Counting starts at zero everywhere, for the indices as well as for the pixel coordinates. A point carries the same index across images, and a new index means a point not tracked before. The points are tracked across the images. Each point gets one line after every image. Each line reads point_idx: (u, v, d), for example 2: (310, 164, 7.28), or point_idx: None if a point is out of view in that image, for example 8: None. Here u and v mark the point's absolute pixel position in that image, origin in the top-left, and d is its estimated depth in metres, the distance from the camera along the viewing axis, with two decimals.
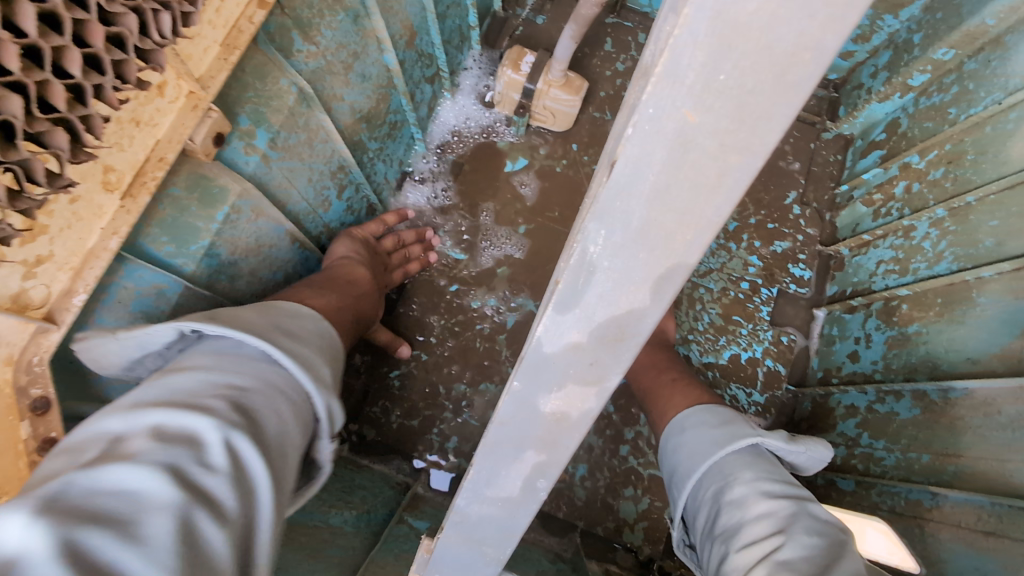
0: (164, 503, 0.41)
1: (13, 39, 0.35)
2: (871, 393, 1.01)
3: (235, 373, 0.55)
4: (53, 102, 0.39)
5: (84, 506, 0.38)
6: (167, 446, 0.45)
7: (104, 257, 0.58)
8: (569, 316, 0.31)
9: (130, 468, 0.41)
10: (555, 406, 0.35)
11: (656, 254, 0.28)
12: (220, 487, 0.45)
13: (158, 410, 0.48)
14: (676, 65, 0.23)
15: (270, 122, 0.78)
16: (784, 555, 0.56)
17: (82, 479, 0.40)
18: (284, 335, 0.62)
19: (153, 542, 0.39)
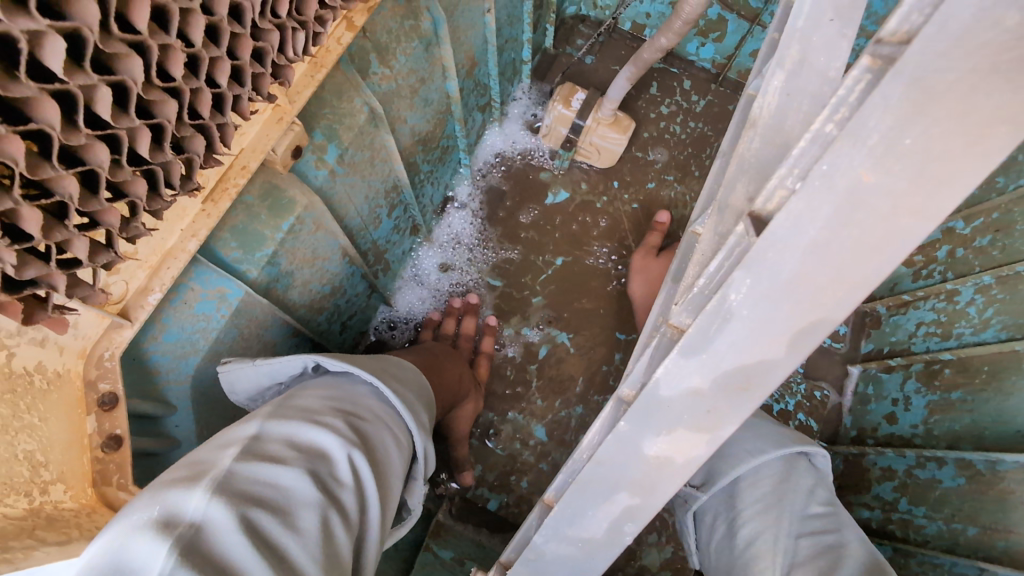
0: (308, 503, 0.47)
1: (183, 48, 0.37)
2: (911, 457, 0.99)
3: (355, 401, 0.59)
4: (201, 109, 0.41)
5: (247, 492, 0.44)
6: (306, 455, 0.50)
7: (181, 258, 0.57)
8: (694, 360, 0.31)
9: (282, 469, 0.47)
10: (660, 450, 0.35)
11: (801, 308, 0.28)
12: (348, 499, 0.50)
13: (293, 420, 0.53)
14: (862, 124, 0.25)
15: (341, 139, 0.79)
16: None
17: (245, 468, 0.46)
18: (392, 377, 0.67)
19: (299, 538, 0.44)
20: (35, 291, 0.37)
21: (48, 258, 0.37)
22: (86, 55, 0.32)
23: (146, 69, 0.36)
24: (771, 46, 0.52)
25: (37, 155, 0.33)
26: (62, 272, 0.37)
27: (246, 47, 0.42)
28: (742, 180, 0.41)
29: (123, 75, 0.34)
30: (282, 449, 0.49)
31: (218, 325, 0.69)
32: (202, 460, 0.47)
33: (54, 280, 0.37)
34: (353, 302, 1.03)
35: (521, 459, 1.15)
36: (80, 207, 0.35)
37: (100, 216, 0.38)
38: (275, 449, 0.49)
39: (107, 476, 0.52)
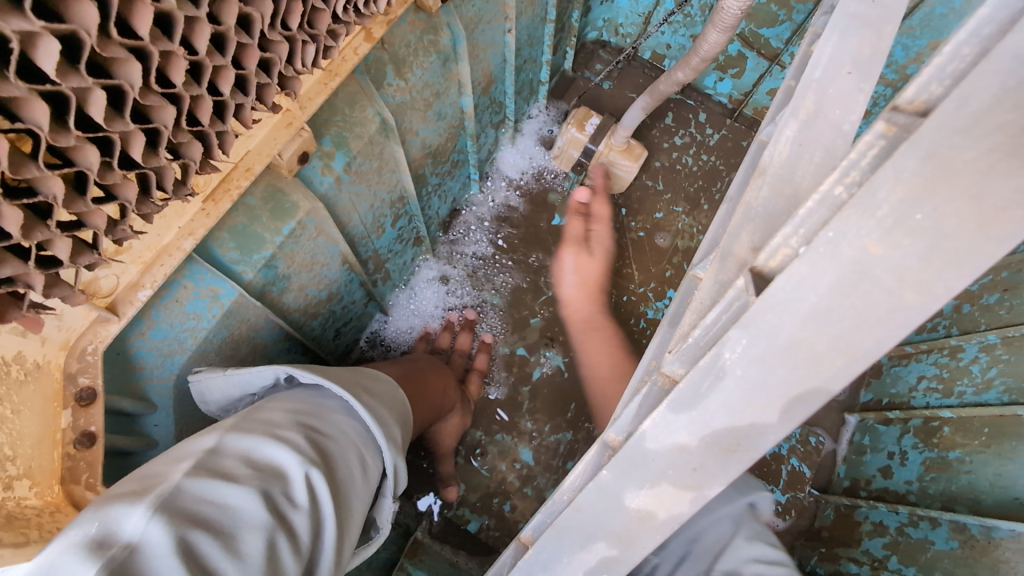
0: (256, 525, 0.45)
1: (185, 55, 0.36)
2: (903, 513, 0.97)
3: (319, 417, 0.58)
4: (200, 116, 0.41)
5: (192, 511, 0.42)
6: (261, 474, 0.48)
7: (176, 256, 0.56)
8: (682, 417, 0.30)
9: (232, 488, 0.45)
10: (642, 503, 0.33)
11: (796, 374, 0.27)
12: (300, 522, 0.48)
13: (253, 435, 0.51)
14: (873, 196, 0.24)
15: (350, 147, 0.79)
16: None
17: (194, 485, 0.44)
18: (365, 391, 0.65)
19: (240, 562, 0.42)
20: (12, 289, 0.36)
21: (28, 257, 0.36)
22: (82, 58, 0.31)
23: (145, 74, 0.35)
24: (787, 93, 0.52)
25: (24, 153, 0.32)
26: (39, 272, 0.36)
27: (252, 57, 0.42)
28: (748, 228, 0.39)
29: (121, 79, 0.33)
30: (235, 467, 0.48)
31: (208, 324, 0.67)
32: (151, 475, 0.46)
33: (31, 279, 0.37)
34: (349, 309, 1.02)
35: (506, 482, 1.13)
36: (64, 209, 0.34)
37: (85, 217, 0.37)
38: (229, 466, 0.48)
39: (76, 474, 0.51)
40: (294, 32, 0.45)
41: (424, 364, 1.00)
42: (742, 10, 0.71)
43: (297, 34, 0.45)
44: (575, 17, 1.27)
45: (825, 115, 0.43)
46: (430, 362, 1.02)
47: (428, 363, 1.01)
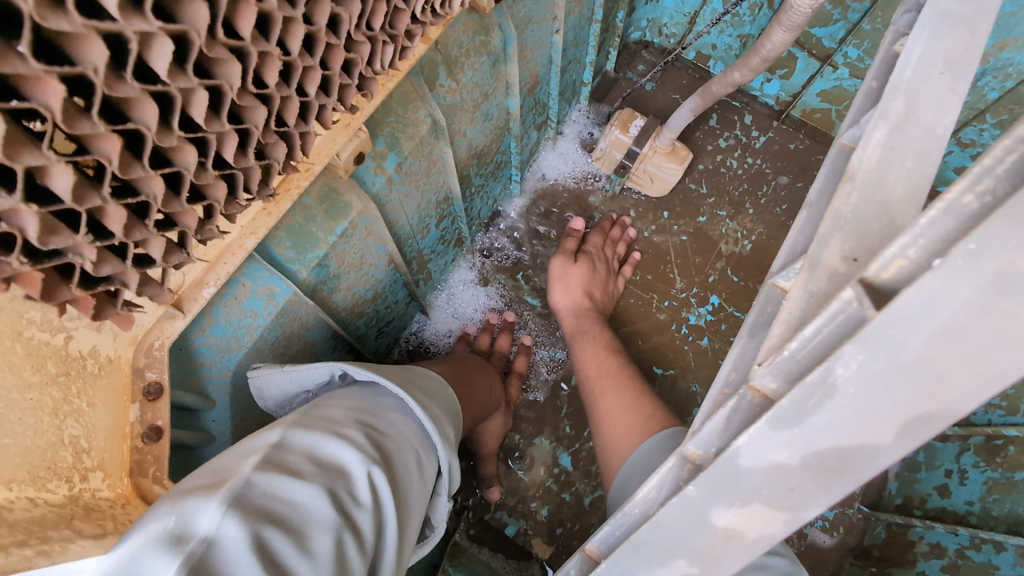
0: (324, 523, 0.45)
1: (280, 56, 0.37)
2: (964, 536, 0.91)
3: (376, 416, 0.58)
4: (286, 117, 0.41)
5: (264, 507, 0.42)
6: (326, 471, 0.48)
7: (239, 254, 0.57)
8: (783, 434, 0.29)
9: (300, 485, 0.46)
10: (730, 522, 0.32)
11: (919, 393, 0.25)
12: (365, 520, 0.48)
13: (316, 432, 0.51)
14: (1022, 207, 0.23)
15: (402, 147, 0.79)
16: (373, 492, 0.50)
17: (264, 481, 0.44)
18: (418, 389, 0.65)
19: (310, 559, 0.42)
20: (108, 287, 0.37)
21: (122, 257, 0.37)
22: (190, 59, 0.31)
23: (242, 74, 0.36)
24: (868, 95, 0.50)
25: (131, 152, 0.33)
26: (135, 271, 0.38)
27: (337, 58, 0.42)
28: (838, 236, 0.37)
29: (221, 79, 0.34)
30: (302, 463, 0.48)
31: (264, 321, 0.68)
32: (222, 469, 0.46)
33: (127, 278, 0.38)
34: (392, 309, 1.02)
35: (543, 486, 1.12)
36: (162, 209, 0.35)
37: (177, 217, 0.38)
38: (295, 462, 0.48)
39: (144, 467, 0.52)
40: (375, 34, 0.46)
41: (467, 364, 0.99)
42: (812, 9, 0.69)
43: (376, 35, 0.46)
44: (621, 16, 1.25)
45: (918, 117, 0.41)
46: (473, 361, 1.02)
47: (472, 363, 1.01)
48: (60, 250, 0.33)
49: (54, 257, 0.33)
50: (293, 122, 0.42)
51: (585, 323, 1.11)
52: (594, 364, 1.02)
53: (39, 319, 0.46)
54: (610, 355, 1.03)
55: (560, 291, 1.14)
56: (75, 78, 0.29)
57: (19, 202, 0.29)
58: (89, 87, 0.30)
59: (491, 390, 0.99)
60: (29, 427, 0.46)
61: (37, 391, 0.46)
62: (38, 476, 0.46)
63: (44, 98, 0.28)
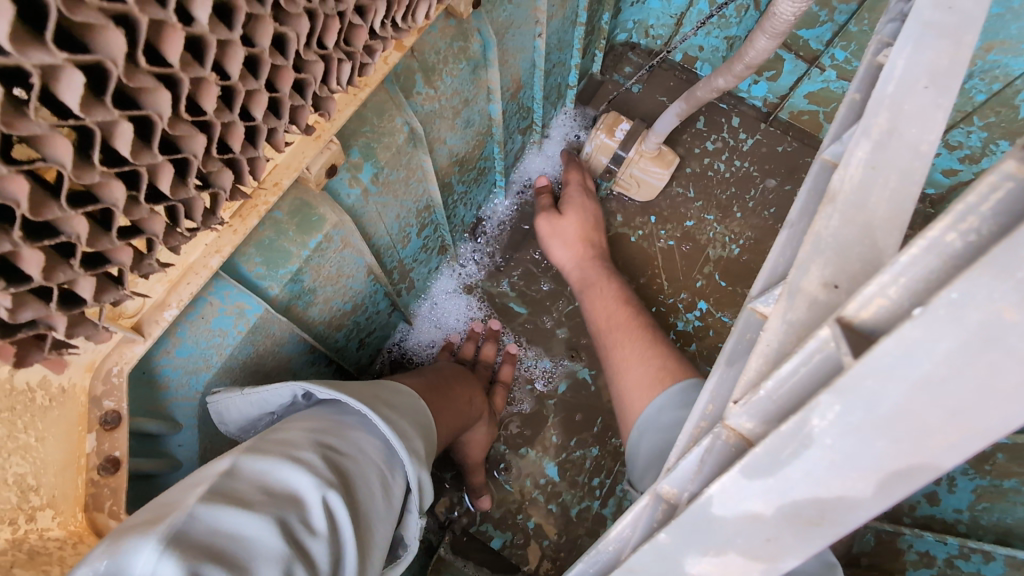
0: (273, 556, 0.42)
1: (217, 81, 0.34)
2: (953, 545, 0.90)
3: (337, 436, 0.56)
4: (231, 142, 0.39)
5: (206, 543, 0.40)
6: (277, 500, 0.46)
7: (202, 274, 0.54)
8: (757, 483, 0.27)
9: (246, 516, 0.43)
10: (704, 571, 0.30)
11: (900, 447, 0.24)
12: (319, 550, 0.46)
13: (270, 457, 0.49)
14: (1011, 254, 0.21)
15: (378, 158, 0.77)
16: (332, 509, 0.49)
17: (208, 513, 0.42)
18: (385, 404, 0.63)
19: None
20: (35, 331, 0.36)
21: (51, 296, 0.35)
22: (109, 90, 0.29)
23: (175, 101, 0.34)
24: (852, 108, 0.48)
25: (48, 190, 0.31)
26: (62, 312, 0.36)
27: (287, 78, 0.40)
28: (818, 261, 0.36)
29: (148, 109, 0.32)
30: (252, 493, 0.46)
31: (234, 341, 0.66)
32: (167, 503, 0.44)
33: (53, 321, 0.36)
34: (374, 319, 1.00)
35: (530, 496, 1.10)
36: (88, 248, 0.33)
37: (113, 253, 0.36)
38: (244, 492, 0.46)
39: (99, 501, 0.49)
40: (329, 50, 0.44)
41: (448, 376, 0.96)
42: (796, 15, 0.67)
43: (331, 52, 0.44)
44: (606, 19, 1.23)
45: (901, 134, 0.39)
46: (455, 372, 1.00)
47: (451, 373, 0.98)
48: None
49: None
50: (239, 147, 0.39)
51: (591, 273, 1.10)
52: (604, 313, 1.01)
53: None
54: (621, 302, 1.02)
55: (559, 247, 1.14)
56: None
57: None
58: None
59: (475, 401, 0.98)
60: None
61: None
62: None
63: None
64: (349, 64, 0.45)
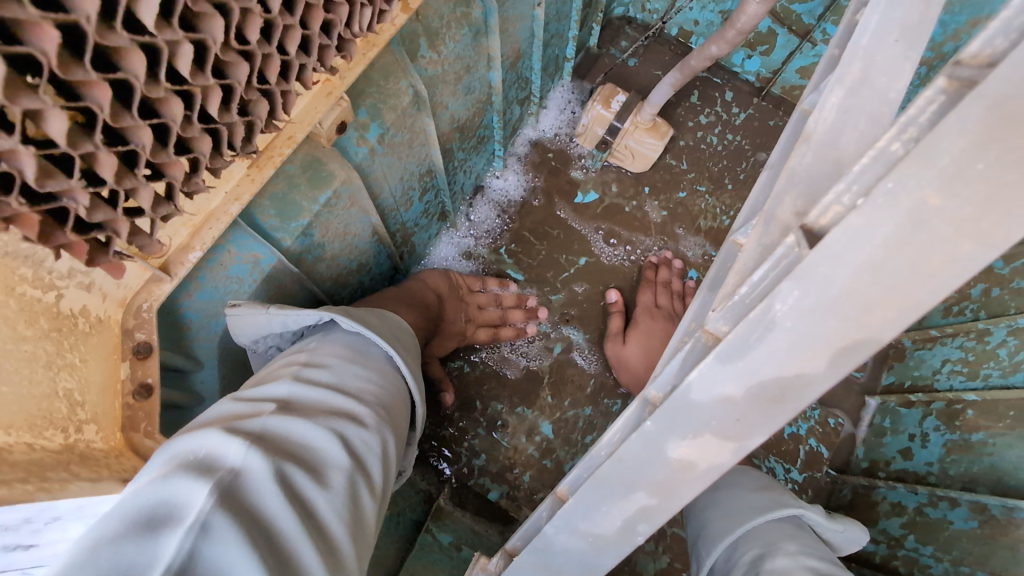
0: (339, 462, 0.49)
1: (261, 14, 0.39)
2: (923, 494, 0.99)
3: (372, 374, 0.62)
4: (268, 75, 0.44)
5: (284, 447, 0.46)
6: (334, 419, 0.52)
7: (223, 220, 0.58)
8: (729, 368, 0.33)
9: (313, 429, 0.49)
10: (684, 453, 0.35)
11: (848, 324, 0.31)
12: (370, 463, 0.52)
13: (320, 386, 0.55)
14: (934, 149, 0.28)
15: (384, 119, 0.80)
16: (379, 432, 0.55)
17: (280, 426, 0.47)
18: (406, 353, 0.69)
19: (330, 493, 0.46)
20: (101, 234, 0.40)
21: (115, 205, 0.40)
22: (174, 14, 0.35)
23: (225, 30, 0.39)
24: (830, 62, 0.52)
25: (119, 104, 0.36)
26: (123, 220, 0.41)
27: (317, 18, 0.45)
28: (792, 193, 0.40)
29: (205, 34, 0.37)
30: (312, 411, 0.51)
31: (249, 288, 0.70)
32: (237, 413, 0.49)
33: (117, 227, 0.41)
34: (376, 283, 1.04)
35: (525, 453, 1.15)
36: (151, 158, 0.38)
37: (167, 168, 0.42)
38: (305, 410, 0.51)
39: (136, 421, 0.54)
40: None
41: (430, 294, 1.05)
42: None
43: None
44: None
45: (873, 82, 0.43)
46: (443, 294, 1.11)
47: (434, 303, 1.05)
48: (56, 195, 0.36)
49: (50, 201, 0.36)
50: (275, 79, 0.45)
51: None
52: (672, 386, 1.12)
53: (32, 275, 0.47)
54: None
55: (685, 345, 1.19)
56: (66, 27, 0.32)
57: (18, 143, 0.32)
58: (81, 36, 0.32)
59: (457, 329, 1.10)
60: (24, 376, 0.47)
61: (31, 343, 0.47)
62: (35, 424, 0.48)
63: (42, 43, 0.31)
64: (369, 9, 0.51)
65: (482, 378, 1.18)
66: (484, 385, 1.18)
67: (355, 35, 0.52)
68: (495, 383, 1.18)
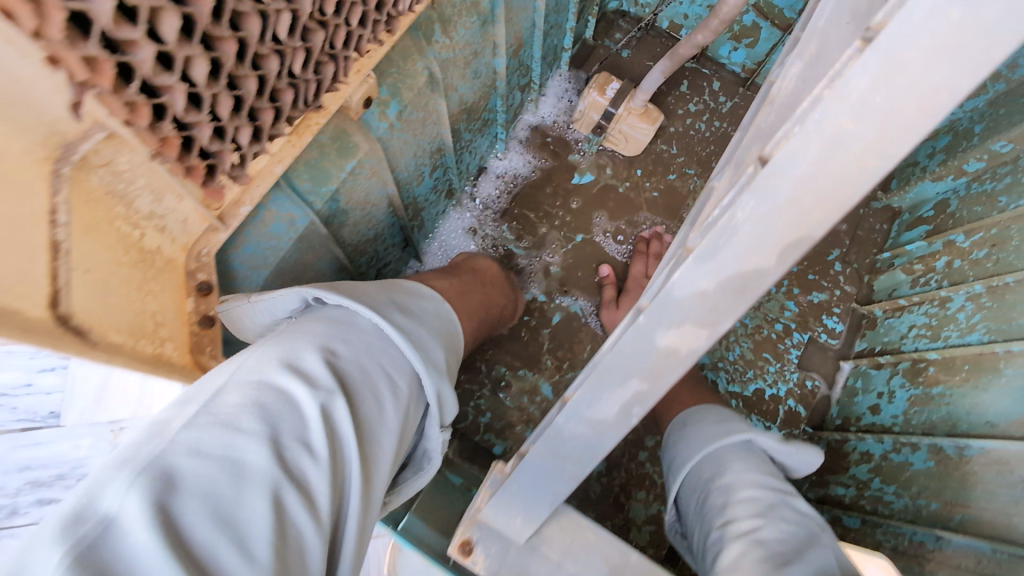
0: (263, 478, 0.48)
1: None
2: (888, 442, 1.09)
3: (340, 347, 0.63)
4: (335, 42, 0.60)
5: (193, 470, 0.45)
6: (266, 425, 0.51)
7: (269, 178, 0.67)
8: (703, 267, 0.40)
9: (236, 441, 0.49)
10: (669, 341, 0.44)
11: (790, 226, 0.37)
12: (311, 472, 0.51)
13: (258, 385, 0.54)
14: (845, 85, 0.32)
15: (402, 97, 0.88)
16: (321, 430, 0.54)
17: (196, 443, 0.47)
18: (398, 313, 0.72)
19: (245, 521, 0.45)
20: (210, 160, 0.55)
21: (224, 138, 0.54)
22: None
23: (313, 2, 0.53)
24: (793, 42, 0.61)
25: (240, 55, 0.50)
26: (229, 151, 0.55)
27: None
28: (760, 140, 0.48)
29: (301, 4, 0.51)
30: (241, 416, 0.51)
31: (286, 244, 0.79)
32: (160, 422, 0.50)
33: (223, 156, 0.55)
34: (388, 252, 1.13)
35: (527, 413, 1.24)
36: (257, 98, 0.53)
37: (258, 113, 0.56)
38: (234, 415, 0.51)
39: (202, 346, 0.65)
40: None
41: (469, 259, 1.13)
42: None
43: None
44: None
45: (826, 45, 0.51)
46: (490, 267, 1.16)
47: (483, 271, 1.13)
48: (189, 126, 0.50)
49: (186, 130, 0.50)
50: (338, 44, 0.61)
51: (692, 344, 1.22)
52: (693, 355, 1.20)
53: None
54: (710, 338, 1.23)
55: None
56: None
57: (176, 82, 0.45)
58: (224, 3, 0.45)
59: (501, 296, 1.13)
60: None
61: None
62: None
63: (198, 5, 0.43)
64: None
65: (486, 344, 1.28)
66: (490, 350, 1.27)
67: (388, 11, 0.69)
68: (499, 347, 1.28)
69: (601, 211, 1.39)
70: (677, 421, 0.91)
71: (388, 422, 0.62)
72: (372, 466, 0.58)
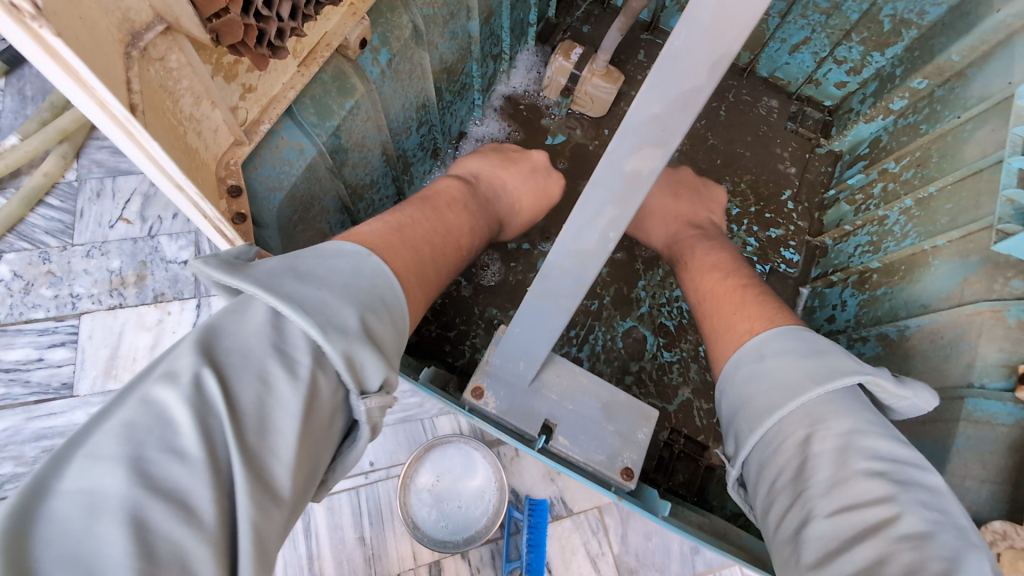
0: (118, 504, 0.43)
1: None
2: (844, 342, 1.23)
3: (222, 342, 0.54)
4: None
5: (42, 513, 0.42)
6: (125, 445, 0.46)
7: (283, 103, 0.79)
8: (654, 93, 0.52)
9: (88, 471, 0.44)
10: (633, 166, 0.56)
11: (713, 46, 0.48)
12: (183, 482, 0.46)
13: (126, 402, 0.49)
14: None
15: (392, 46, 1.00)
16: (191, 439, 0.48)
17: (51, 482, 0.44)
18: (296, 279, 0.62)
19: (96, 552, 0.41)
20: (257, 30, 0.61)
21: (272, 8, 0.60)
22: None
23: None
24: None
25: None
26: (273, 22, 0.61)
27: None
28: None
29: None
30: (98, 442, 0.46)
31: (297, 171, 0.88)
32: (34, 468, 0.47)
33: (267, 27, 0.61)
34: (381, 204, 1.23)
35: None
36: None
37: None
38: (92, 442, 0.46)
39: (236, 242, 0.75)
40: None
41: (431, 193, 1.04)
42: None
43: None
44: None
45: None
46: (450, 185, 1.11)
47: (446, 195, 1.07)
48: None
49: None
50: None
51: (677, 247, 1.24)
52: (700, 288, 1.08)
53: None
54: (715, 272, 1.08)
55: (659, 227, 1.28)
56: None
57: None
58: None
59: (482, 218, 1.12)
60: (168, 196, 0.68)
61: None
62: None
63: None
64: None
65: (477, 290, 1.38)
66: (482, 294, 1.38)
67: None
68: (489, 291, 1.38)
69: (575, 166, 1.51)
70: (749, 362, 0.83)
71: (287, 405, 0.53)
72: (269, 459, 0.51)
